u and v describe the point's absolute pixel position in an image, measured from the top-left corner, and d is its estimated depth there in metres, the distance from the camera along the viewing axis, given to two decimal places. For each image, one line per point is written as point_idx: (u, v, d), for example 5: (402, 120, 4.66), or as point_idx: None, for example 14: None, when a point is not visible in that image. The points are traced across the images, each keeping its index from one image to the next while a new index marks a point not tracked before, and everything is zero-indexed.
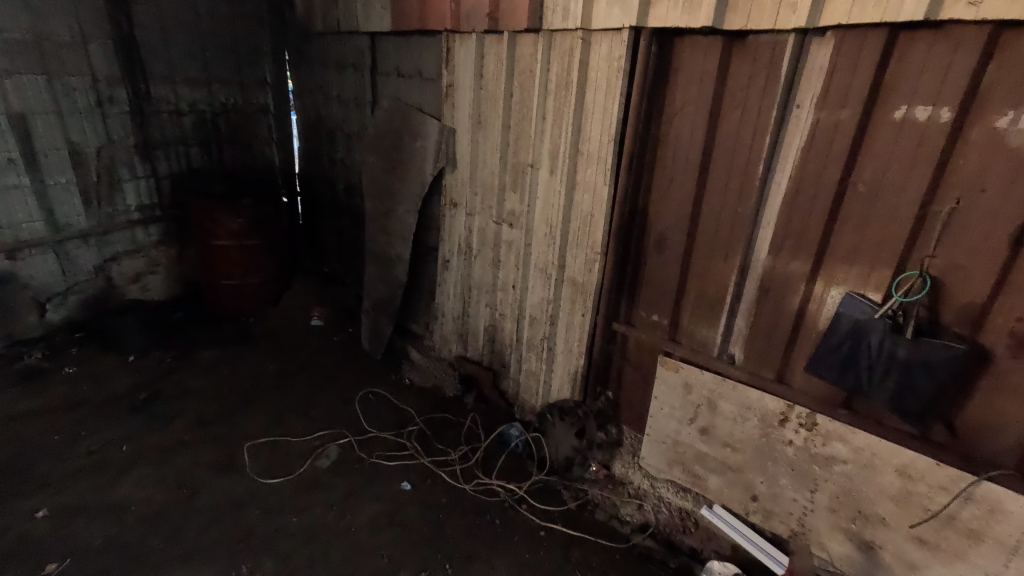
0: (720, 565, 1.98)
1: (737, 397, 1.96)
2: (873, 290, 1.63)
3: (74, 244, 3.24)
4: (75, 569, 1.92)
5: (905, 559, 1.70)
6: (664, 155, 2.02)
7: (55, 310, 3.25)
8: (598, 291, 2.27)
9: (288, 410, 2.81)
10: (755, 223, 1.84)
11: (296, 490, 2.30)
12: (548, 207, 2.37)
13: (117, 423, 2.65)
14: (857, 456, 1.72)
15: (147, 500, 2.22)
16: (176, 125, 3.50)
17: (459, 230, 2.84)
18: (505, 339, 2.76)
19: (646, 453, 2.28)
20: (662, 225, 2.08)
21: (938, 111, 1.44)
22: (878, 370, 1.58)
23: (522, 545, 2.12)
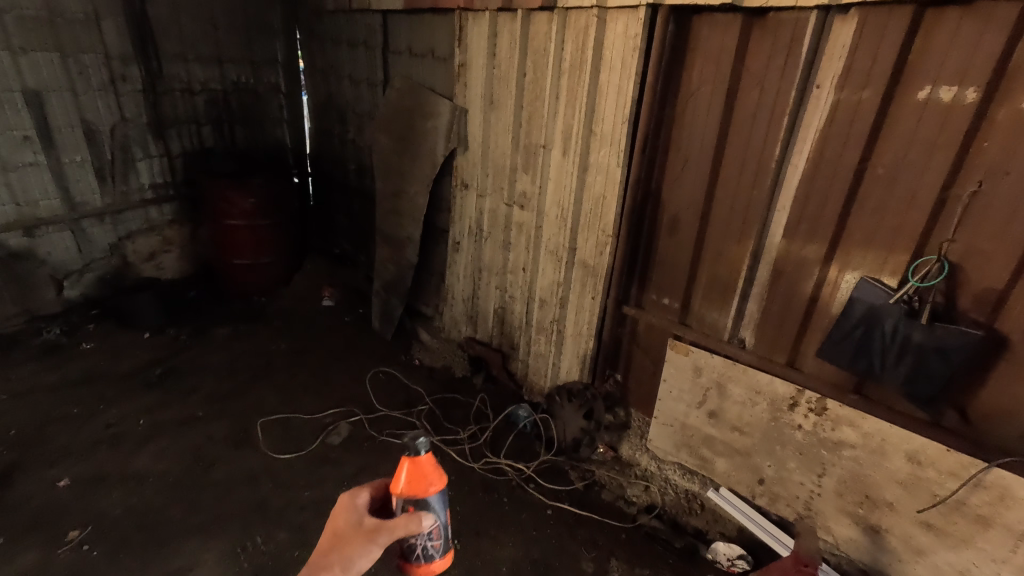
0: (725, 546, 2.02)
1: (747, 381, 1.96)
2: (889, 275, 1.61)
3: (90, 222, 3.28)
4: (96, 536, 1.98)
5: (911, 543, 1.70)
6: (678, 136, 1.99)
7: (72, 287, 3.30)
8: (608, 273, 2.27)
9: (300, 388, 2.85)
10: (770, 206, 1.82)
11: (308, 465, 2.35)
12: (560, 188, 2.35)
13: (134, 397, 2.71)
14: (867, 441, 1.72)
15: (165, 471, 2.28)
16: (188, 104, 3.50)
17: (470, 211, 2.83)
18: (514, 320, 2.77)
19: (654, 435, 2.29)
20: (675, 207, 2.07)
21: (963, 92, 1.40)
22: (892, 355, 1.58)
23: (529, 522, 2.15)
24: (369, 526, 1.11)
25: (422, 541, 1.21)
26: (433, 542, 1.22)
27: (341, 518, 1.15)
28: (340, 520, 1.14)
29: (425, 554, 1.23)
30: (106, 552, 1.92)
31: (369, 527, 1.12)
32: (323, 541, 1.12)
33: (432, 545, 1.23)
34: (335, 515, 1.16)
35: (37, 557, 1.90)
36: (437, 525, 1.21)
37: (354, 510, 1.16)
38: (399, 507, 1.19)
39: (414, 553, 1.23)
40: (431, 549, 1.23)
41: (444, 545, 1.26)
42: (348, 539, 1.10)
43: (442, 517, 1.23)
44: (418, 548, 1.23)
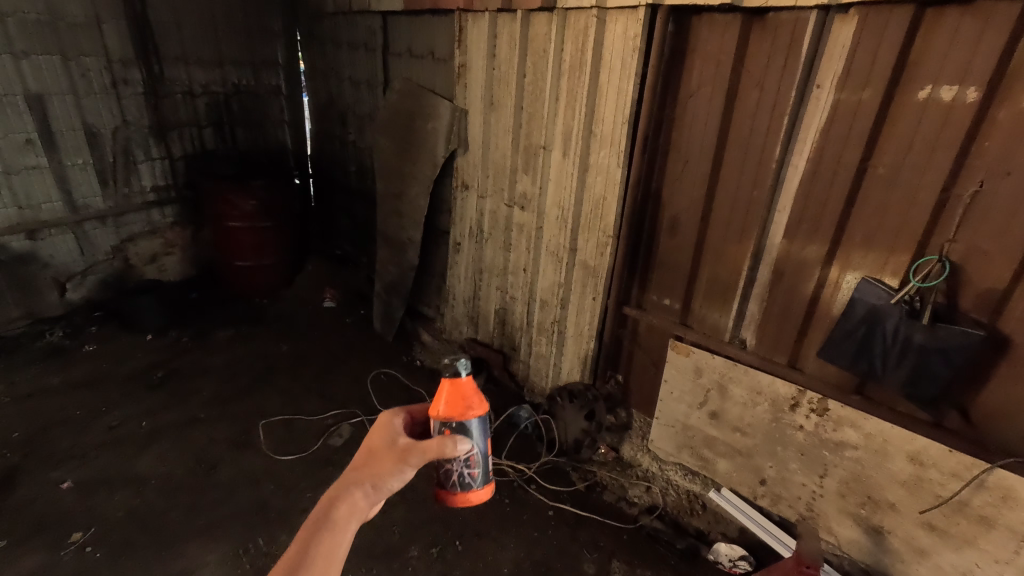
0: (727, 547, 2.02)
1: (748, 381, 1.95)
2: (890, 275, 1.60)
3: (92, 225, 3.29)
4: (99, 538, 1.99)
5: (913, 544, 1.70)
6: (678, 136, 1.99)
7: (75, 289, 3.32)
8: (609, 274, 2.27)
9: (302, 389, 2.86)
10: (770, 207, 1.81)
11: (310, 467, 2.35)
12: (560, 189, 2.35)
13: (137, 400, 2.72)
14: (869, 442, 1.72)
15: (167, 473, 2.29)
16: (190, 107, 3.51)
17: (470, 212, 2.83)
18: (515, 321, 2.77)
19: (655, 436, 2.28)
20: (675, 208, 2.07)
21: (964, 92, 1.39)
22: (893, 356, 1.57)
23: (531, 523, 2.15)
24: (403, 446, 1.08)
25: (460, 467, 1.23)
26: (471, 470, 1.25)
27: (376, 436, 1.12)
28: (375, 439, 1.11)
29: (462, 482, 1.26)
30: (109, 555, 1.92)
31: (403, 446, 1.08)
32: (358, 457, 1.08)
33: (469, 473, 1.25)
34: (371, 434, 1.13)
35: (41, 560, 1.90)
36: (475, 453, 1.24)
37: (390, 430, 1.13)
38: (436, 431, 1.19)
39: (452, 481, 1.25)
40: (468, 477, 1.25)
41: (483, 476, 1.28)
42: (381, 457, 1.06)
43: (480, 445, 1.24)
44: (455, 475, 1.25)
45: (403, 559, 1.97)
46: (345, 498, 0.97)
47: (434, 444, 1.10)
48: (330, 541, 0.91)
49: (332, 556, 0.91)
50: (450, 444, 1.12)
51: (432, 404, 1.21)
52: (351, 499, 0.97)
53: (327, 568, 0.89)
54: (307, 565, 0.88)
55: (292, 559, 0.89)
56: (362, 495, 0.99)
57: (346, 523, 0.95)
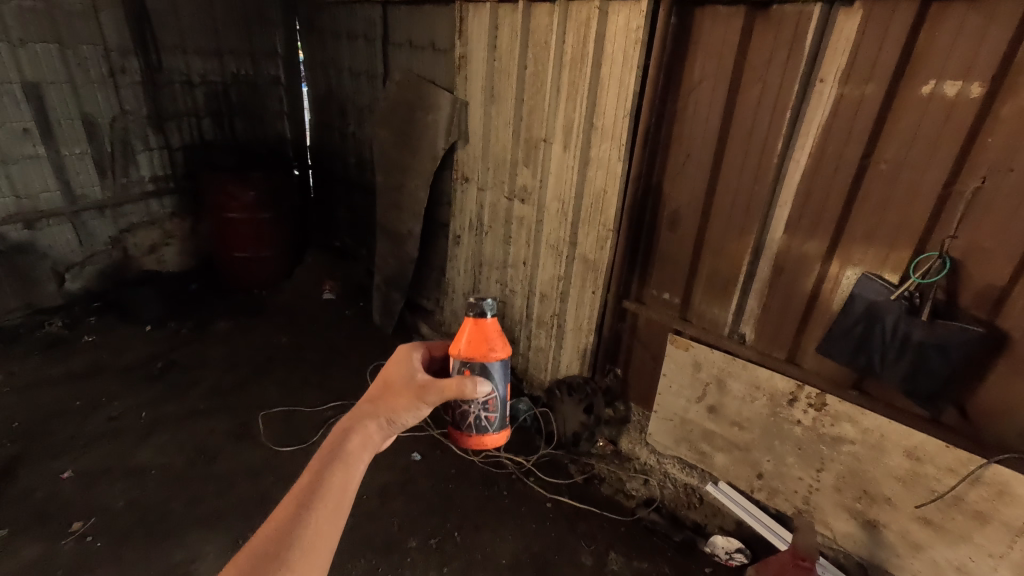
0: (724, 540, 2.02)
1: (746, 376, 1.96)
2: (890, 271, 1.60)
3: (90, 215, 3.28)
4: (99, 529, 2.00)
5: (908, 538, 1.71)
6: (679, 130, 1.98)
7: (73, 280, 3.31)
8: (609, 267, 2.27)
9: (301, 381, 2.86)
10: (771, 202, 1.81)
11: (309, 458, 2.36)
12: (560, 182, 2.35)
13: (136, 391, 2.73)
14: (866, 437, 1.72)
15: (167, 464, 2.30)
16: (188, 97, 3.49)
17: (470, 205, 2.82)
18: (515, 314, 2.77)
19: (653, 429, 2.29)
20: (676, 202, 2.06)
21: (968, 87, 1.39)
22: (892, 352, 1.57)
23: (529, 515, 2.17)
24: (421, 383, 1.05)
25: (478, 410, 1.27)
26: (488, 413, 1.28)
27: (392, 370, 1.09)
28: (392, 374, 1.08)
29: (478, 425, 1.29)
30: (109, 546, 1.93)
31: (421, 382, 1.06)
32: (372, 390, 1.04)
33: (486, 417, 1.29)
34: (387, 368, 1.11)
35: (41, 550, 1.91)
36: (494, 397, 1.27)
37: (409, 365, 1.11)
38: (456, 369, 1.22)
39: (468, 423, 1.29)
40: (485, 421, 1.29)
41: (499, 422, 1.32)
42: (398, 392, 1.02)
43: (498, 389, 1.28)
44: (472, 417, 1.28)
45: (401, 550, 1.98)
46: (360, 429, 0.91)
47: (454, 384, 1.09)
48: (346, 471, 0.85)
49: (347, 486, 0.84)
50: (470, 384, 1.12)
51: (454, 342, 1.25)
52: (366, 430, 0.92)
53: (343, 499, 0.82)
54: (321, 495, 0.80)
55: (305, 486, 0.81)
56: (376, 427, 0.94)
57: (360, 454, 0.88)
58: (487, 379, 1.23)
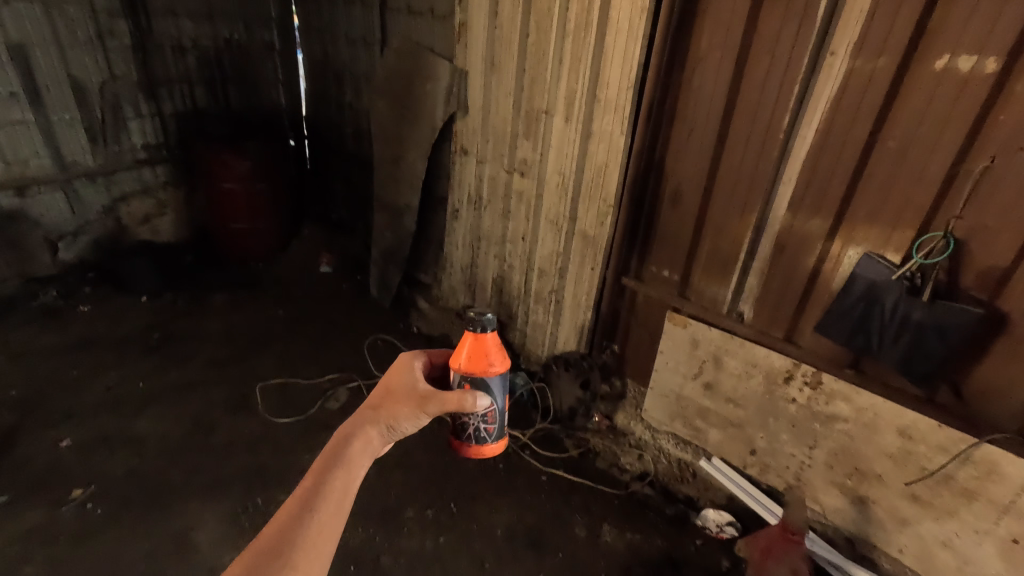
0: (715, 514, 2.05)
1: (743, 354, 1.97)
2: (892, 251, 1.59)
3: (82, 183, 3.23)
4: (99, 496, 2.02)
5: (896, 513, 1.74)
6: (684, 104, 1.93)
7: (67, 249, 3.27)
8: (609, 244, 2.25)
9: (299, 354, 2.86)
10: (775, 179, 1.78)
11: (307, 430, 2.38)
12: (561, 156, 2.31)
13: (133, 361, 2.73)
14: (860, 415, 1.74)
15: (166, 434, 2.31)
16: (180, 62, 3.39)
17: (469, 178, 2.78)
18: (513, 290, 2.76)
19: (648, 405, 2.31)
20: (678, 178, 2.03)
21: (983, 62, 1.35)
22: (890, 332, 1.57)
23: (524, 488, 2.20)
24: (423, 393, 1.07)
25: (477, 421, 1.24)
26: (488, 425, 1.26)
27: (394, 377, 1.10)
28: (393, 380, 1.09)
29: (478, 436, 1.27)
30: (110, 513, 1.96)
31: (422, 392, 1.07)
32: (373, 396, 1.04)
33: (486, 428, 1.26)
34: (387, 373, 1.11)
35: (43, 516, 1.94)
36: (495, 410, 1.24)
37: (409, 372, 1.11)
38: (456, 383, 1.20)
39: (468, 434, 1.27)
40: (484, 433, 1.26)
41: (499, 432, 1.29)
42: (399, 399, 1.03)
43: (498, 401, 1.25)
44: (471, 428, 1.26)
45: (398, 520, 2.02)
46: (360, 434, 0.93)
47: (454, 397, 1.12)
48: (346, 476, 0.86)
49: (347, 490, 0.85)
50: (469, 398, 1.14)
51: (454, 354, 1.22)
52: (366, 436, 0.93)
53: (343, 501, 0.84)
54: (322, 497, 0.82)
55: (304, 492, 0.82)
56: (376, 433, 0.95)
57: (361, 459, 0.90)
58: (486, 393, 1.20)
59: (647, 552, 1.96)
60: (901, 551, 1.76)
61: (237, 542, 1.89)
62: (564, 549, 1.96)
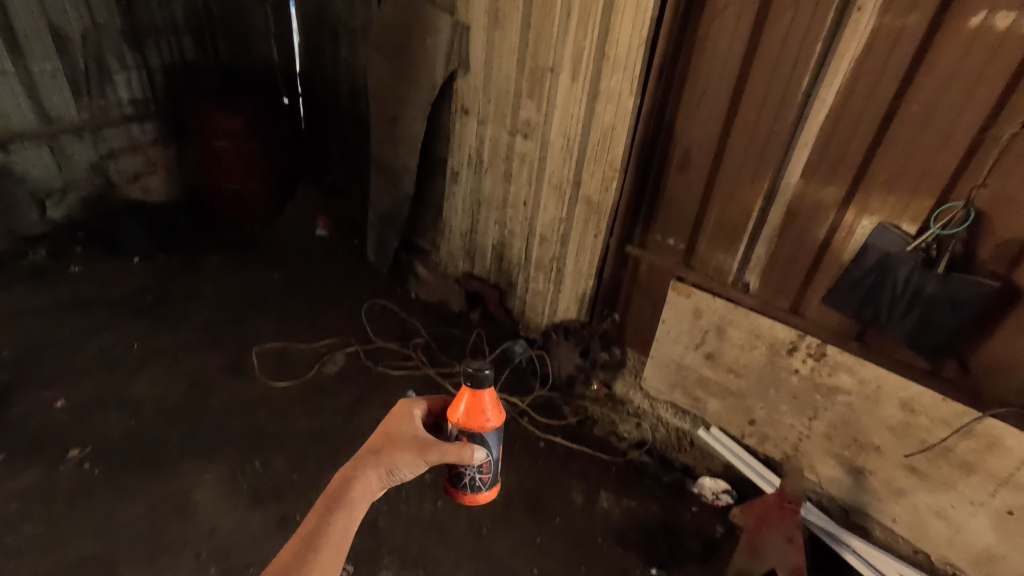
0: (711, 482, 2.07)
1: (747, 324, 1.94)
2: (908, 221, 1.54)
3: (68, 139, 3.11)
4: (96, 456, 2.01)
5: (892, 484, 1.75)
6: (698, 63, 1.83)
7: (55, 207, 3.18)
8: (613, 210, 2.20)
9: (295, 318, 2.82)
10: (790, 144, 1.70)
11: (305, 394, 2.37)
12: (566, 117, 2.22)
13: (127, 323, 2.69)
14: (862, 387, 1.73)
15: (162, 396, 2.30)
16: (166, 11, 3.23)
17: (469, 140, 2.68)
18: (513, 257, 2.71)
19: (648, 373, 2.27)
20: (688, 142, 1.95)
21: (1022, 19, 1.27)
22: (900, 305, 1.54)
23: (522, 453, 2.20)
24: (423, 442, 1.17)
25: (473, 472, 1.26)
26: (482, 475, 1.27)
27: (396, 422, 1.21)
28: (396, 424, 1.21)
29: (472, 485, 1.28)
30: (107, 473, 1.96)
31: (423, 440, 1.18)
32: (376, 438, 1.18)
33: (481, 478, 1.28)
34: (391, 416, 1.23)
35: (40, 475, 1.94)
36: (489, 461, 1.25)
37: (410, 418, 1.23)
38: (453, 435, 1.23)
39: (462, 482, 1.28)
40: (478, 482, 1.28)
41: (493, 480, 1.30)
42: (400, 446, 1.15)
43: (493, 452, 1.27)
44: (466, 478, 1.28)
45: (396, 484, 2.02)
46: (360, 480, 1.10)
47: (453, 449, 1.18)
48: (345, 518, 1.06)
49: (347, 530, 1.06)
50: (467, 451, 1.20)
51: (452, 407, 1.24)
52: (366, 481, 1.11)
53: (342, 540, 1.04)
54: (324, 537, 1.03)
55: (311, 530, 1.03)
56: (375, 478, 1.12)
57: (359, 502, 1.09)
58: (482, 446, 1.23)
59: (643, 518, 1.98)
60: (894, 521, 1.78)
61: (236, 503, 1.90)
62: (561, 514, 1.98)
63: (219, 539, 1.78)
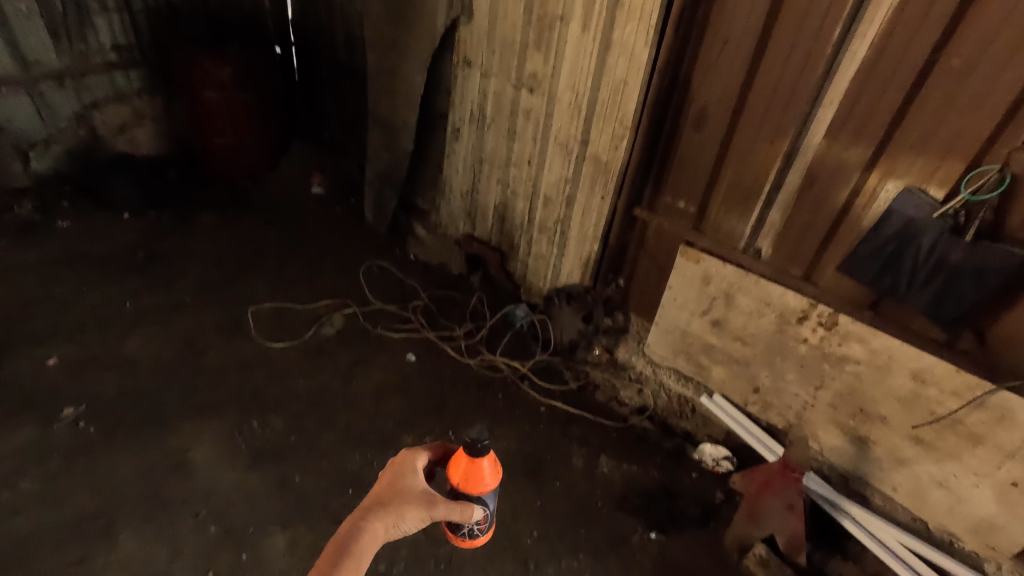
0: (712, 449, 2.08)
1: (757, 292, 1.87)
2: (936, 186, 1.47)
3: (49, 86, 2.95)
4: (91, 415, 1.98)
5: (895, 454, 1.74)
6: (719, 11, 1.71)
7: (39, 159, 3.05)
8: (622, 170, 2.11)
9: (291, 278, 2.75)
10: (815, 102, 1.61)
11: (302, 356, 2.32)
12: (576, 70, 2.11)
13: (118, 280, 2.62)
14: (873, 357, 1.69)
15: (156, 355, 2.25)
16: None
17: (472, 94, 2.55)
18: (515, 219, 2.62)
19: (653, 340, 2.22)
20: (704, 98, 1.84)
21: None
22: (922, 275, 1.48)
23: (522, 418, 2.18)
24: (430, 497, 1.11)
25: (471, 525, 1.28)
26: (480, 526, 1.29)
27: (400, 473, 1.14)
28: (399, 476, 1.14)
29: (470, 533, 1.32)
30: (103, 432, 1.93)
31: (430, 495, 1.12)
32: (380, 490, 1.11)
33: (478, 527, 1.31)
34: (393, 467, 1.16)
35: (34, 433, 1.91)
36: (487, 515, 1.28)
37: (414, 471, 1.16)
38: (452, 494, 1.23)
39: (460, 530, 1.31)
40: (476, 531, 1.31)
41: (489, 526, 1.34)
42: (408, 499, 1.09)
43: (491, 506, 1.29)
44: (465, 527, 1.31)
45: (396, 446, 2.01)
46: (371, 527, 1.02)
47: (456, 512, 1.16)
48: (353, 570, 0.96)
49: None
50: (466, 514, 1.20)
51: (451, 468, 1.23)
52: (374, 531, 1.02)
53: None
54: None
55: None
56: (383, 530, 1.04)
57: (368, 553, 1.00)
58: (480, 506, 1.24)
59: (643, 484, 1.98)
60: (894, 489, 1.78)
61: (234, 463, 1.88)
62: (562, 478, 1.98)
63: (218, 498, 1.77)
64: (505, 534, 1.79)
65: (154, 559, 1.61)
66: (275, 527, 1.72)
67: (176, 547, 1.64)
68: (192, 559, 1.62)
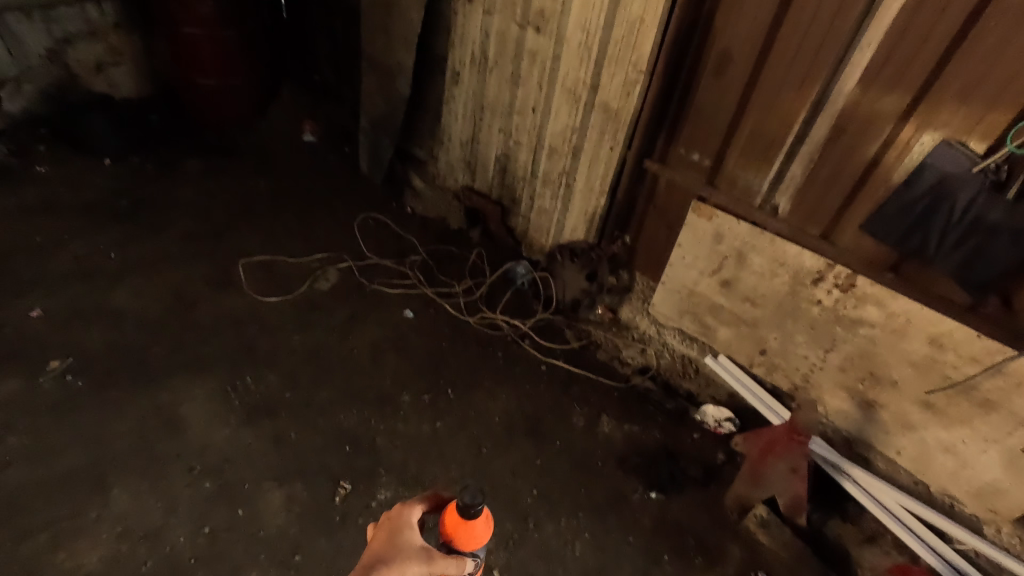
0: (715, 409, 2.03)
1: (772, 251, 1.79)
2: (977, 138, 1.37)
3: (14, 18, 2.71)
4: (80, 368, 1.92)
5: (903, 418, 1.71)
6: None
7: (11, 99, 2.86)
8: (634, 119, 1.98)
9: (284, 231, 2.64)
10: (851, 43, 1.48)
11: (296, 311, 2.25)
12: (587, 6, 1.93)
13: (102, 229, 2.50)
14: (889, 321, 1.63)
15: (145, 308, 2.17)
16: None
17: (473, 33, 2.36)
18: (518, 171, 2.49)
19: (658, 300, 2.16)
20: (728, 39, 1.69)
21: None
22: (952, 238, 1.43)
23: (523, 377, 2.14)
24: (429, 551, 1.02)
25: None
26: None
27: (397, 529, 1.06)
28: (396, 533, 1.06)
29: None
30: (93, 386, 1.88)
31: (428, 549, 1.03)
32: (377, 549, 1.04)
33: None
34: (390, 522, 1.08)
35: (21, 386, 1.85)
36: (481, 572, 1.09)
37: (410, 526, 1.07)
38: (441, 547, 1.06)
39: None
40: None
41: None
42: (405, 557, 1.01)
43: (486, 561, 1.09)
44: None
45: (393, 404, 1.97)
46: None
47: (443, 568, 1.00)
48: None
49: None
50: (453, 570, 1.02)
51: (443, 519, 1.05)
52: None
53: None
54: None
55: None
56: None
57: None
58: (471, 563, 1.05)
59: (644, 444, 1.96)
60: (898, 453, 1.76)
61: (229, 419, 1.84)
62: (562, 438, 1.95)
63: (212, 454, 1.74)
64: (505, 493, 1.77)
65: (149, 513, 1.58)
66: (271, 484, 1.69)
67: (171, 502, 1.61)
68: (187, 513, 1.59)
